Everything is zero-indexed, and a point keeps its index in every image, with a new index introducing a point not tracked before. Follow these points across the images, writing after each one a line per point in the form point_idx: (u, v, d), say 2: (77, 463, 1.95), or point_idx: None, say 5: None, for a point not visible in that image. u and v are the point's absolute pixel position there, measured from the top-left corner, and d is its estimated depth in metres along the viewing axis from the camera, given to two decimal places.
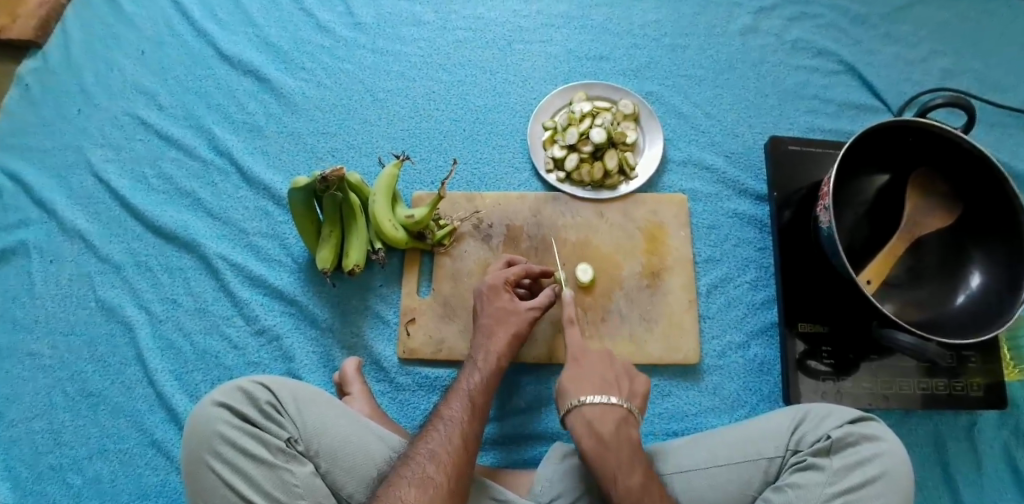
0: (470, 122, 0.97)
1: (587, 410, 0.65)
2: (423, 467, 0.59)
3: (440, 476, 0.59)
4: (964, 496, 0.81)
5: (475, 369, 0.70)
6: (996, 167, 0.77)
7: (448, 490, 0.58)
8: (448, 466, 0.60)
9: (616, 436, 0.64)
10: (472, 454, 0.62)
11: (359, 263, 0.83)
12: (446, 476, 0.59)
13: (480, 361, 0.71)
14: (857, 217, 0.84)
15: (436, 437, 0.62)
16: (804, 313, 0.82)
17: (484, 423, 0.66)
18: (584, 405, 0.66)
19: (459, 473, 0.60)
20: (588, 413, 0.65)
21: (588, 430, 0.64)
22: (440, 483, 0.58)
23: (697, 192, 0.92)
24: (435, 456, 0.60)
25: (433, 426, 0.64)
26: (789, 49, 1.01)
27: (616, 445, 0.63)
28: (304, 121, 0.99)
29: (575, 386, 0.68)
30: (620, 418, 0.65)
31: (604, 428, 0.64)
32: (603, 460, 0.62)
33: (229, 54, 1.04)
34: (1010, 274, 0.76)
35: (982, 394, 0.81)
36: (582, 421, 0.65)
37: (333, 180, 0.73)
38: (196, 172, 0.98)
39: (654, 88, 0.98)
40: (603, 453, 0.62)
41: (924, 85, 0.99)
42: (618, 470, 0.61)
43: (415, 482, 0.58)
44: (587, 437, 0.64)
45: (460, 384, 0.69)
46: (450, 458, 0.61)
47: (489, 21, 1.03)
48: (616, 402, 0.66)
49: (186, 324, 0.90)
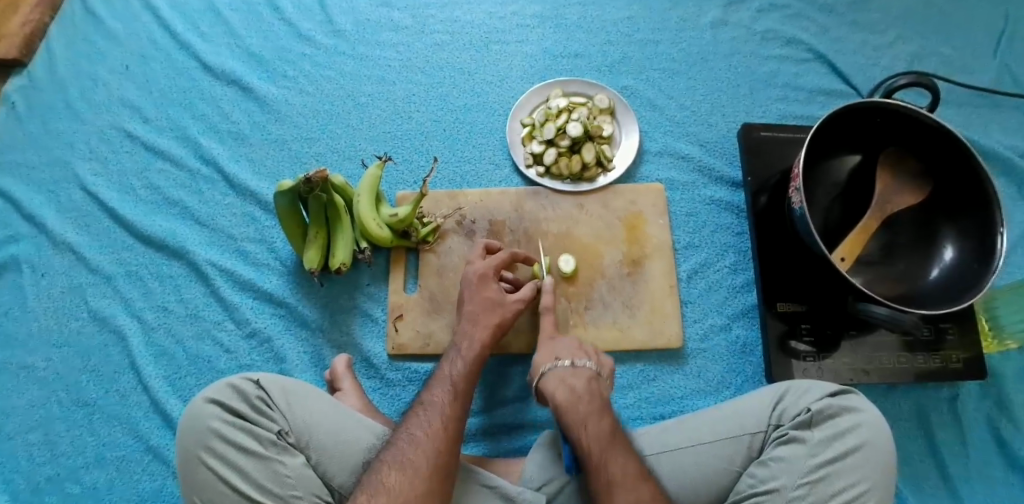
0: (451, 122, 0.99)
1: (560, 371, 0.71)
2: (405, 452, 0.62)
3: (421, 459, 0.61)
4: (949, 467, 0.83)
5: (458, 357, 0.72)
6: (962, 143, 0.79)
7: (429, 471, 0.60)
8: (428, 449, 0.62)
9: (586, 390, 0.68)
10: (456, 434, 0.64)
11: (345, 262, 0.85)
12: (426, 458, 0.61)
13: (463, 350, 0.73)
14: (830, 199, 0.86)
15: (417, 419, 0.65)
16: (783, 293, 0.84)
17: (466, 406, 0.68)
18: (557, 366, 0.71)
19: (442, 454, 0.62)
20: (559, 373, 0.71)
21: (560, 385, 0.69)
22: (422, 465, 0.61)
23: (674, 180, 0.94)
24: (416, 441, 0.63)
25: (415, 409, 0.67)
26: (758, 40, 1.03)
27: (587, 396, 0.67)
28: (289, 127, 1.01)
29: (548, 357, 0.74)
30: (589, 377, 0.70)
31: (577, 383, 0.69)
32: (575, 409, 0.66)
33: (212, 65, 1.06)
34: (981, 245, 0.79)
35: (962, 367, 0.83)
36: (554, 379, 0.70)
37: (318, 182, 0.75)
38: (184, 182, 1.00)
39: (629, 83, 1.00)
40: (573, 403, 0.66)
41: (893, 70, 1.02)
42: (588, 417, 0.65)
43: (396, 466, 0.60)
44: (560, 390, 0.68)
45: (443, 371, 0.71)
46: (431, 439, 0.63)
47: (466, 23, 1.05)
48: (586, 364, 0.72)
49: (177, 330, 0.92)
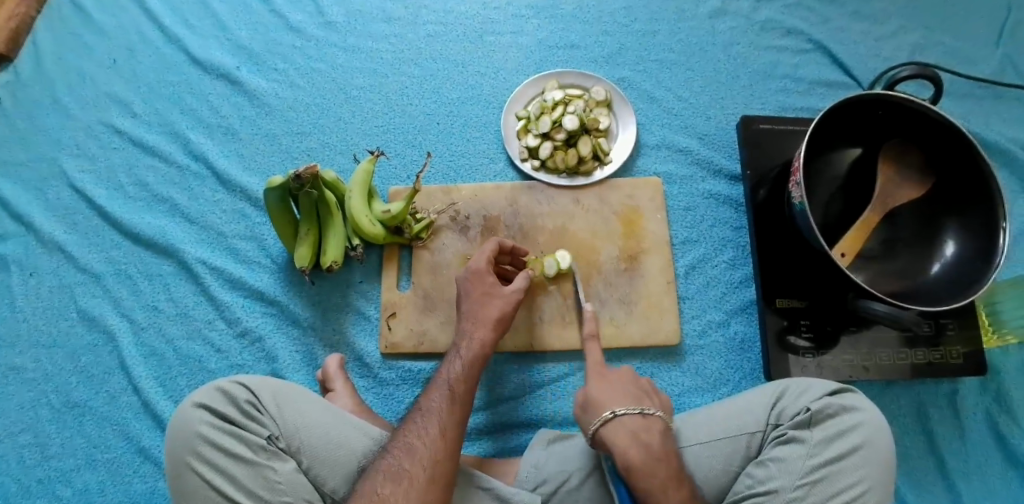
0: (444, 115, 0.97)
1: (630, 421, 0.65)
2: (401, 461, 0.61)
3: (416, 469, 0.60)
4: (948, 464, 0.83)
5: (456, 359, 0.71)
6: (965, 136, 0.77)
7: (426, 481, 0.60)
8: (425, 458, 0.61)
9: (660, 448, 0.64)
10: (455, 442, 0.63)
11: (337, 259, 0.83)
12: (422, 468, 0.60)
13: (461, 352, 0.72)
14: (830, 193, 0.85)
15: (414, 428, 0.64)
16: (783, 289, 0.82)
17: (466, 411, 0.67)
18: (623, 415, 0.65)
19: (438, 463, 0.61)
20: (629, 424, 0.65)
21: (633, 441, 0.64)
22: (417, 475, 0.60)
23: (672, 174, 0.92)
24: (412, 451, 0.61)
25: (412, 417, 0.66)
26: (758, 30, 1.01)
27: (665, 457, 0.63)
28: (279, 122, 0.99)
29: (607, 399, 0.68)
30: (662, 430, 0.66)
31: (652, 440, 0.64)
32: (653, 476, 0.62)
33: (201, 59, 1.04)
34: (983, 241, 0.77)
35: (962, 362, 0.82)
36: (621, 431, 0.65)
37: (308, 178, 0.73)
38: (173, 178, 0.98)
39: (626, 74, 0.98)
40: (651, 466, 0.62)
41: (894, 61, 1.00)
42: (668, 484, 0.62)
43: (391, 476, 0.59)
44: (632, 447, 0.63)
45: (441, 376, 0.70)
46: (428, 449, 0.62)
47: (459, 14, 1.03)
48: (653, 412, 0.67)
49: (168, 330, 0.91)
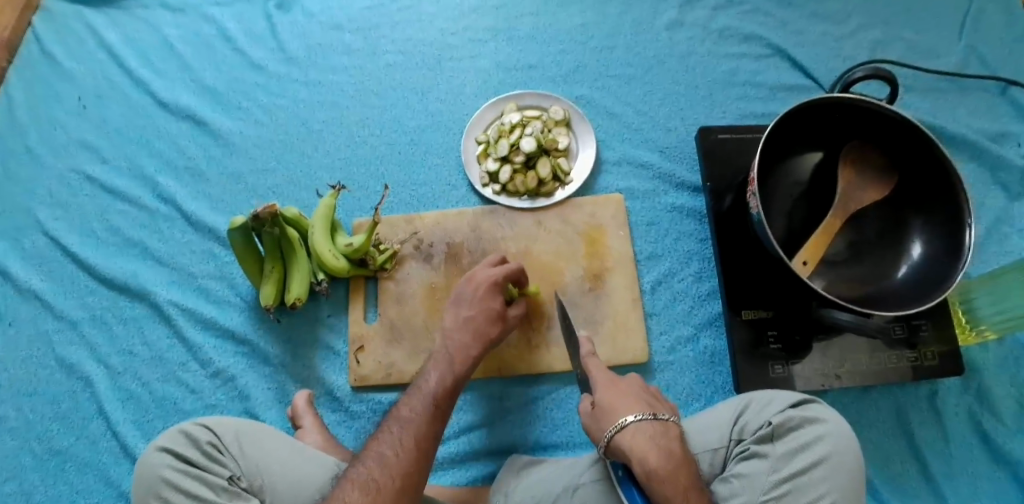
0: (404, 144, 0.98)
1: (647, 426, 0.62)
2: (371, 470, 0.59)
3: (387, 479, 0.59)
4: (931, 466, 0.81)
5: (436, 370, 0.70)
6: (924, 134, 0.76)
7: (395, 491, 0.58)
8: (396, 469, 0.60)
9: (680, 453, 0.60)
10: (427, 451, 0.62)
11: (301, 296, 0.84)
12: (393, 478, 0.59)
13: (443, 363, 0.71)
14: (792, 199, 0.83)
15: (389, 436, 0.63)
16: (748, 300, 0.81)
17: (442, 417, 0.66)
18: (640, 421, 0.62)
19: (408, 473, 0.60)
20: (647, 429, 0.62)
21: (653, 446, 0.60)
22: (386, 485, 0.58)
23: (634, 189, 0.92)
24: (384, 460, 0.60)
25: (387, 425, 0.64)
26: (716, 39, 1.01)
27: (685, 465, 0.60)
28: (243, 160, 1.00)
29: (617, 405, 0.64)
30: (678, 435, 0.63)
31: (672, 446, 0.61)
32: (674, 483, 0.58)
33: (167, 102, 1.05)
34: (949, 241, 0.76)
35: (937, 364, 0.81)
36: (640, 435, 0.61)
37: (267, 217, 0.76)
38: (143, 222, 0.99)
39: (584, 92, 0.99)
40: (672, 473, 0.58)
41: (854, 61, 0.99)
42: (687, 492, 0.58)
43: (360, 485, 0.58)
44: (653, 453, 0.59)
45: (422, 384, 0.69)
46: (400, 459, 0.60)
47: (418, 41, 1.04)
48: (669, 417, 0.64)
49: (144, 374, 0.91)
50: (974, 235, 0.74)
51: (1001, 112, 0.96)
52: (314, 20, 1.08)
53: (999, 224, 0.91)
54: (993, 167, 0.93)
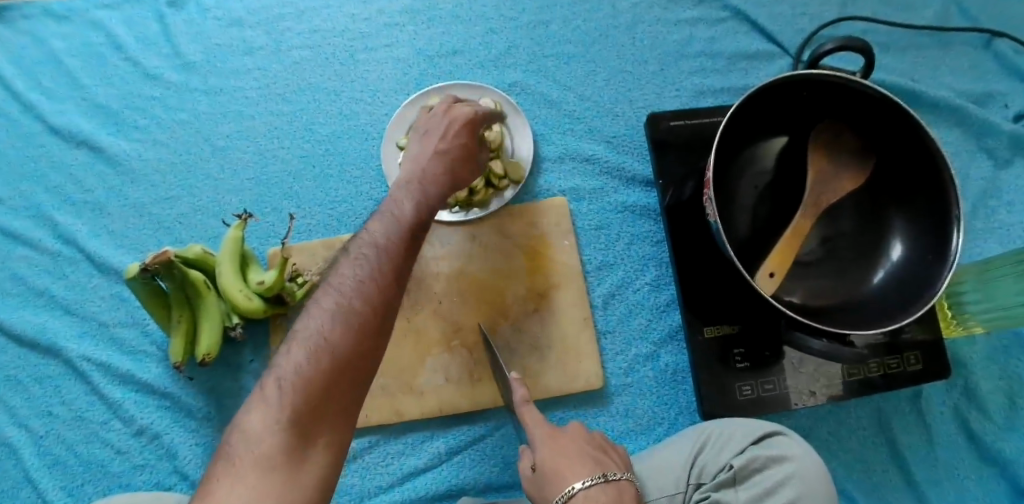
0: (320, 155, 0.88)
1: (597, 491, 0.52)
2: (344, 298, 0.47)
3: (364, 309, 0.47)
4: (918, 474, 0.74)
5: (409, 197, 0.55)
6: (908, 113, 0.63)
7: (377, 330, 0.47)
8: (375, 299, 0.47)
9: None
10: (387, 316, 0.48)
11: (212, 350, 0.75)
12: (372, 312, 0.47)
13: (415, 192, 0.56)
14: (756, 194, 0.72)
15: (341, 284, 0.48)
16: (709, 315, 0.72)
17: (406, 270, 0.50)
18: (586, 487, 0.52)
19: (388, 309, 0.48)
20: (597, 496, 0.52)
21: None
22: (365, 318, 0.46)
23: (579, 189, 0.82)
24: (359, 289, 0.47)
25: (340, 268, 0.49)
26: (665, 2, 0.87)
27: None
28: (145, 189, 0.90)
29: (559, 470, 0.54)
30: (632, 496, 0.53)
31: None
32: None
33: (58, 126, 0.93)
34: (934, 238, 0.66)
35: (922, 367, 0.72)
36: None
37: (159, 266, 0.67)
38: (45, 267, 0.89)
39: (518, 78, 0.87)
40: None
41: (822, 17, 0.87)
42: None
43: (336, 315, 0.46)
44: None
45: (390, 209, 0.54)
46: (379, 293, 0.48)
47: (327, 33, 0.91)
48: (618, 475, 0.54)
49: (66, 435, 0.84)
50: (964, 234, 0.62)
51: (990, 66, 0.86)
52: (211, 16, 0.94)
53: (987, 195, 0.82)
54: (979, 131, 0.84)
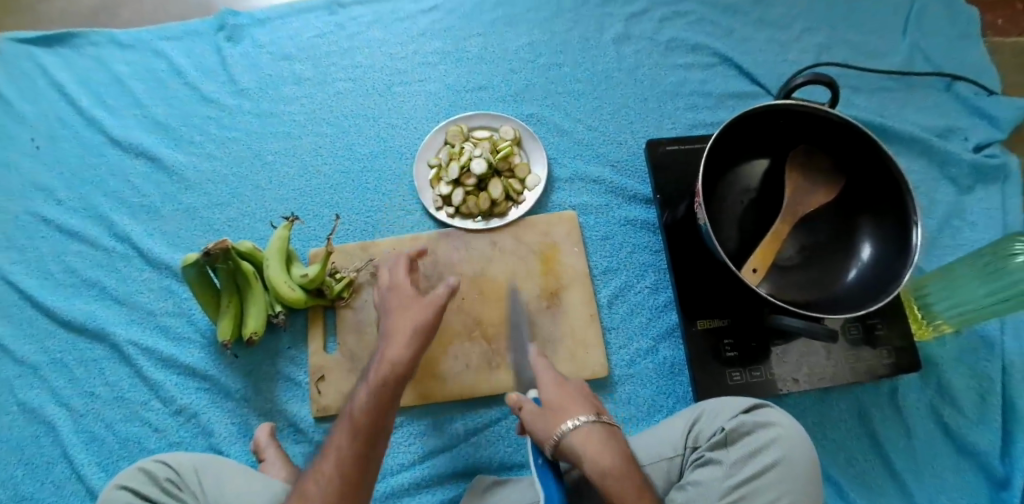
0: (357, 170, 0.99)
1: (592, 427, 0.63)
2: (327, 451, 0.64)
3: (338, 454, 0.62)
4: (896, 462, 0.82)
5: (386, 346, 0.69)
6: (865, 133, 0.76)
7: (344, 468, 0.61)
8: (347, 444, 0.63)
9: (627, 454, 0.62)
10: (361, 457, 0.62)
11: (257, 330, 0.84)
12: (343, 453, 0.62)
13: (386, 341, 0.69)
14: (743, 206, 0.83)
15: (337, 434, 0.65)
16: (702, 310, 0.82)
17: (376, 410, 0.64)
18: (584, 422, 0.63)
19: (356, 448, 0.62)
20: (594, 429, 0.63)
21: (600, 446, 0.61)
22: (337, 461, 0.62)
23: (587, 205, 0.93)
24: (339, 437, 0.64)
25: (338, 424, 0.66)
26: (663, 51, 1.02)
27: (628, 466, 0.60)
28: (198, 195, 1.00)
29: (564, 409, 0.65)
30: (617, 434, 0.64)
31: (620, 448, 0.62)
32: (626, 483, 0.59)
33: (120, 138, 1.04)
34: (897, 240, 0.77)
35: (893, 361, 0.81)
36: (592, 439, 0.62)
37: (218, 252, 0.76)
38: (100, 261, 0.98)
39: (535, 110, 1.00)
40: (624, 474, 0.59)
41: (800, 65, 1.02)
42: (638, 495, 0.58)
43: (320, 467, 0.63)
44: (602, 453, 0.61)
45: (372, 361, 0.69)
46: (351, 436, 0.63)
47: (368, 68, 1.05)
48: (608, 417, 0.65)
49: (107, 415, 0.90)
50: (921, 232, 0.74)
51: (945, 111, 1.00)
52: (264, 50, 1.08)
53: (953, 218, 0.94)
54: (941, 163, 0.97)
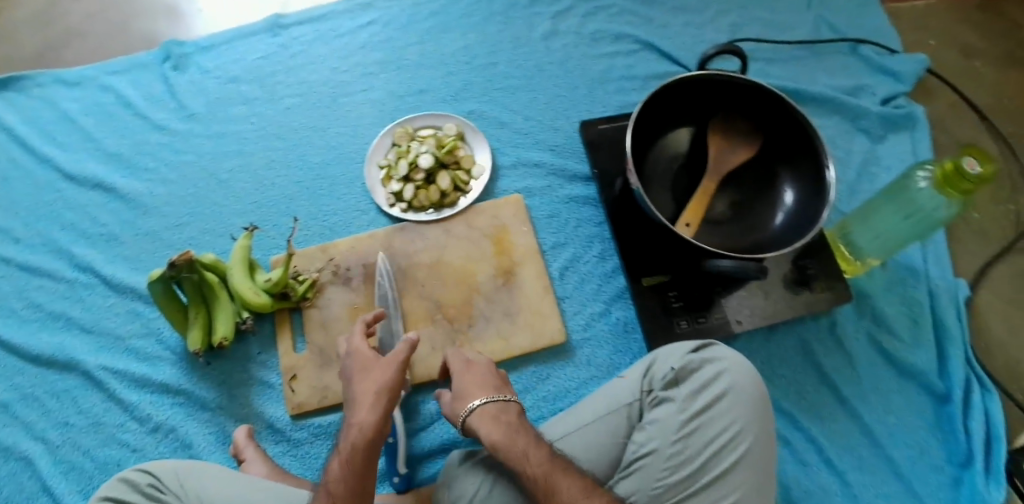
0: (311, 179, 1.03)
1: (488, 407, 0.68)
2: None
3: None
4: (842, 389, 0.90)
5: (364, 404, 0.67)
6: (772, 92, 0.85)
7: None
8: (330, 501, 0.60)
9: (519, 422, 0.67)
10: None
11: (227, 335, 0.87)
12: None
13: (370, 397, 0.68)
14: (674, 172, 0.91)
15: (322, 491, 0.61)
16: (647, 268, 0.89)
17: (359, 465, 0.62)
18: (483, 403, 0.69)
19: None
20: (490, 409, 0.68)
21: (492, 422, 0.66)
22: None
23: (531, 188, 0.99)
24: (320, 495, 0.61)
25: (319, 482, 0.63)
26: (589, 41, 1.10)
27: (518, 429, 0.65)
28: (157, 219, 1.03)
29: (470, 390, 0.71)
30: (511, 409, 0.69)
31: (511, 417, 0.67)
32: (517, 444, 0.64)
33: (74, 173, 1.06)
34: (814, 183, 0.84)
35: (823, 296, 0.88)
36: (487, 417, 0.67)
37: (182, 264, 0.78)
38: (64, 293, 1.00)
39: (475, 107, 1.06)
40: (511, 438, 0.64)
41: (716, 42, 1.11)
42: (529, 448, 0.63)
43: None
44: (495, 428, 0.66)
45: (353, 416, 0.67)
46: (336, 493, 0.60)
47: (312, 83, 1.10)
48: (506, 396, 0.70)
49: (83, 442, 0.91)
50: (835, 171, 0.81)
51: (849, 72, 1.10)
52: (210, 76, 1.12)
53: (868, 165, 1.03)
54: (853, 117, 1.06)
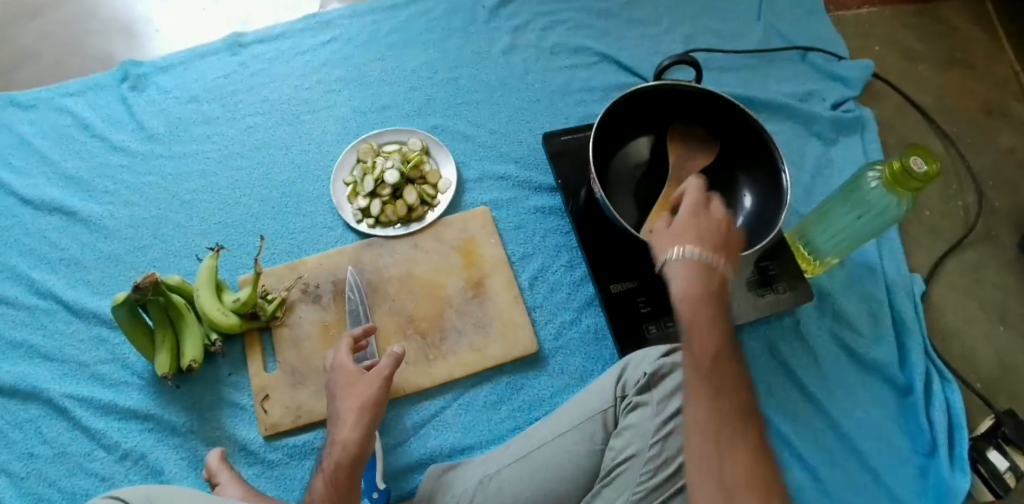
0: (277, 197, 1.03)
1: (680, 263, 0.59)
2: None
3: None
4: (808, 385, 0.93)
5: (344, 421, 0.69)
6: (725, 101, 0.88)
7: None
8: None
9: (712, 303, 0.57)
10: None
11: (197, 358, 0.86)
12: None
13: (348, 413, 0.70)
14: (635, 180, 0.92)
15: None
16: (614, 276, 0.90)
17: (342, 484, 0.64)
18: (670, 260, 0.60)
19: None
20: (682, 267, 0.59)
21: (690, 295, 0.57)
22: None
23: (497, 200, 1.01)
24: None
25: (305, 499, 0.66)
26: (548, 55, 1.12)
27: (717, 320, 0.56)
28: (119, 242, 1.01)
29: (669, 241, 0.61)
30: (702, 285, 0.58)
31: (700, 297, 0.57)
32: (722, 355, 0.54)
33: (31, 197, 1.04)
34: (770, 186, 0.87)
35: (781, 296, 0.92)
36: (689, 281, 0.58)
37: (148, 286, 0.78)
38: (23, 321, 0.97)
39: (439, 121, 1.07)
40: (718, 363, 0.54)
41: (671, 52, 1.14)
42: (729, 376, 0.54)
43: None
44: (690, 298, 0.57)
45: (333, 435, 0.69)
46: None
47: (274, 101, 1.10)
48: (708, 261, 0.59)
49: (48, 473, 0.87)
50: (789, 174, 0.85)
51: (800, 79, 1.14)
52: (170, 96, 1.11)
53: (823, 168, 1.07)
54: (807, 122, 1.10)
